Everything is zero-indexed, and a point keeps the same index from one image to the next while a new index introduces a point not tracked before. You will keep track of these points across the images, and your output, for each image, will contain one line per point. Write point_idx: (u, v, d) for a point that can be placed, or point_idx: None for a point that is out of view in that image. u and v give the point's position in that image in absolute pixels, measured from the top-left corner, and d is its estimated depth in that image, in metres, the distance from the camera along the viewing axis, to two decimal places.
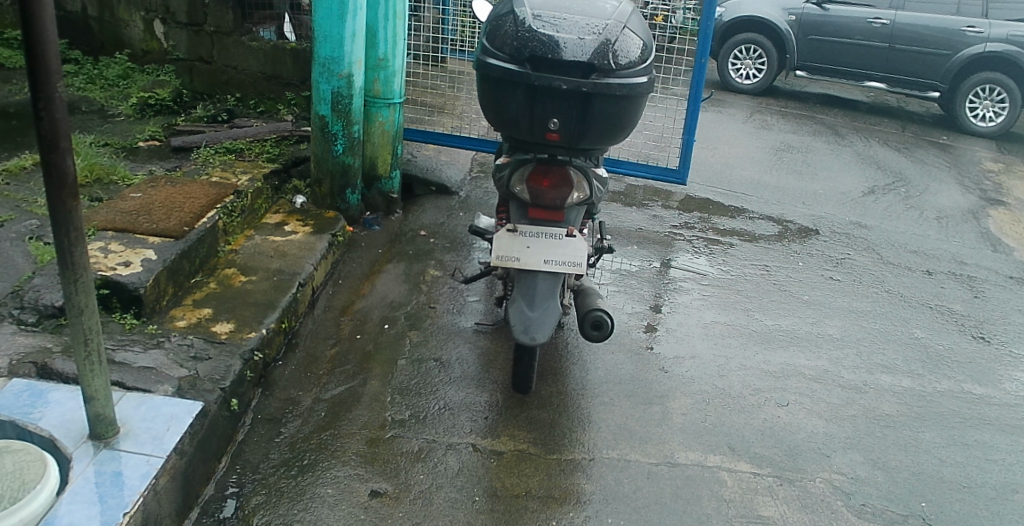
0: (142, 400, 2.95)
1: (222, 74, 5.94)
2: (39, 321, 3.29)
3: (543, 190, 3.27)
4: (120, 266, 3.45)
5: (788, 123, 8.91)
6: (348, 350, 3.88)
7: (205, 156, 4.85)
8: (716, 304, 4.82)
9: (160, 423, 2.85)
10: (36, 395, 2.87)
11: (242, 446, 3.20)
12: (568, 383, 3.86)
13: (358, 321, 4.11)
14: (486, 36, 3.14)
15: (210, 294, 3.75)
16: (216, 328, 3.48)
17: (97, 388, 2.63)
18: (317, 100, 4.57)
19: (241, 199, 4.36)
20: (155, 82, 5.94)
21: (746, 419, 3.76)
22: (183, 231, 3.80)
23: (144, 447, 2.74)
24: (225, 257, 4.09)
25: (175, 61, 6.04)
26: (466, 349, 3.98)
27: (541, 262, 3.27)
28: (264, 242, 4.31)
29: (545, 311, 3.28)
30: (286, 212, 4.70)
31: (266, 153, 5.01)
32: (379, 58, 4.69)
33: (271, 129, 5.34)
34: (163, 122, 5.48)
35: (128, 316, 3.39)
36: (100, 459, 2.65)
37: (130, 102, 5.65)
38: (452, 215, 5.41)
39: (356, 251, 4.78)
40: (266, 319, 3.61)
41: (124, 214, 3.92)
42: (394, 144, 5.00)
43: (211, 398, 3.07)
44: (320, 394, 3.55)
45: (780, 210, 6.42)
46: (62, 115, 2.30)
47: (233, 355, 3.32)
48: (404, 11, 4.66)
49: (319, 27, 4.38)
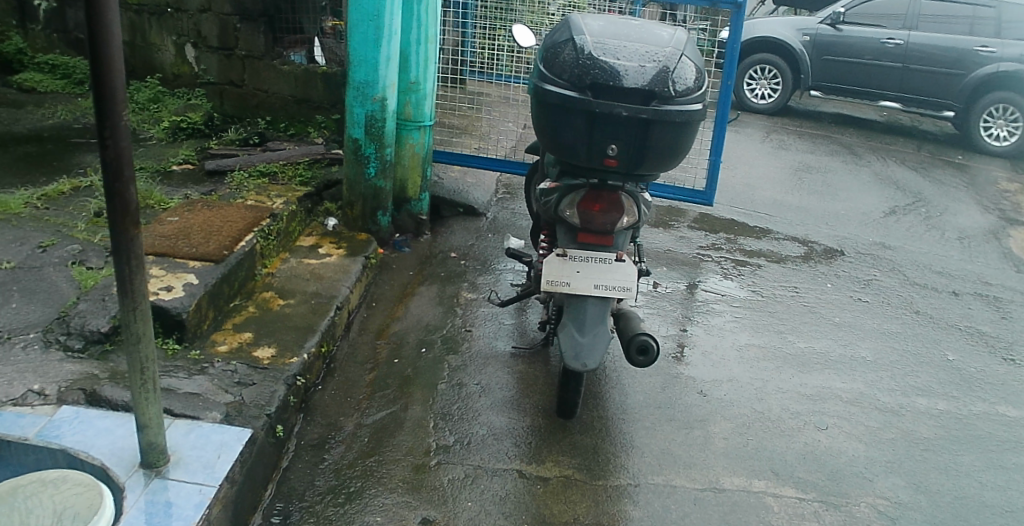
0: (192, 428, 2.94)
1: (252, 98, 5.94)
2: (86, 347, 3.27)
3: (593, 214, 3.25)
4: (163, 290, 3.45)
5: (805, 143, 8.94)
6: (387, 376, 3.85)
7: (240, 179, 4.85)
8: (749, 326, 4.81)
9: (211, 451, 2.84)
10: (86, 423, 2.87)
11: (287, 473, 3.18)
12: (608, 407, 3.84)
13: (396, 345, 4.09)
14: (545, 62, 3.17)
15: (250, 317, 3.74)
16: (259, 353, 3.46)
17: (151, 417, 2.62)
18: (350, 123, 4.59)
19: (277, 222, 4.36)
20: (187, 106, 6.03)
21: (787, 443, 3.74)
22: (223, 254, 3.80)
23: (196, 476, 2.72)
24: (262, 281, 4.09)
25: (206, 85, 6.08)
26: (504, 374, 3.96)
27: (590, 286, 3.26)
28: (300, 264, 4.31)
29: (595, 337, 3.24)
30: (320, 235, 4.71)
31: (299, 176, 5.01)
32: (411, 81, 4.72)
33: (303, 151, 5.34)
34: (196, 145, 5.50)
35: (170, 341, 3.38)
36: (152, 489, 2.63)
37: (162, 126, 5.69)
38: (482, 236, 5.41)
39: (388, 273, 4.77)
40: (307, 343, 3.60)
41: (164, 238, 3.92)
42: (425, 167, 5.00)
43: (258, 425, 3.05)
44: (362, 419, 3.53)
45: (804, 231, 6.41)
46: (126, 143, 2.31)
47: (277, 381, 3.31)
48: (436, 35, 4.69)
49: (355, 52, 4.42)
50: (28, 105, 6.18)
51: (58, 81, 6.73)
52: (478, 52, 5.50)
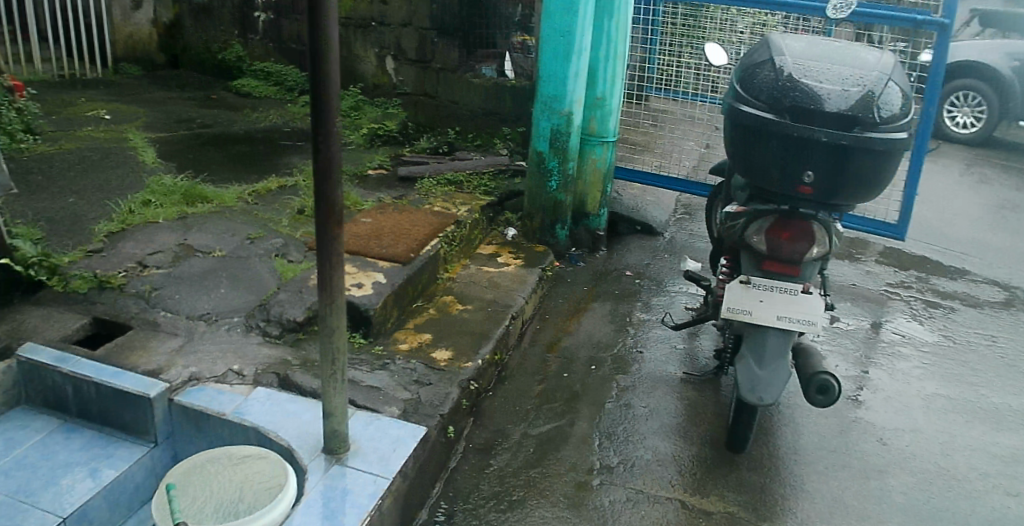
0: (371, 420, 3.10)
1: (444, 108, 6.26)
2: (282, 334, 3.56)
3: (782, 242, 3.09)
4: (353, 287, 3.68)
5: (1012, 178, 8.09)
6: (555, 389, 3.87)
7: (428, 186, 5.08)
8: (939, 374, 4.39)
9: (387, 444, 2.97)
10: (278, 405, 3.10)
11: (454, 474, 3.27)
12: (779, 446, 3.64)
13: (566, 360, 4.11)
14: (740, 84, 3.09)
15: (430, 319, 3.90)
16: (435, 355, 3.60)
17: (336, 406, 2.78)
18: (536, 137, 4.68)
19: (460, 229, 4.53)
20: (384, 114, 6.48)
21: (975, 507, 3.36)
22: (409, 257, 3.99)
23: (371, 467, 2.85)
24: (443, 285, 4.25)
25: (402, 95, 6.53)
26: (672, 399, 3.86)
27: (772, 318, 3.11)
28: (478, 272, 4.44)
29: (774, 371, 3.11)
30: (498, 244, 4.84)
31: (483, 186, 5.17)
32: (597, 97, 4.73)
33: (488, 162, 5.51)
34: (390, 152, 5.83)
35: (357, 336, 3.60)
36: (332, 474, 2.80)
37: (360, 133, 6.10)
38: (657, 256, 5.32)
39: (562, 287, 4.82)
40: (481, 350, 3.69)
41: (359, 238, 4.17)
42: (605, 183, 4.99)
43: (432, 424, 3.16)
44: (528, 430, 3.57)
45: (1009, 274, 5.78)
46: (337, 148, 2.47)
47: (452, 383, 3.42)
48: (625, 52, 4.68)
49: (545, 67, 4.51)
50: (245, 109, 6.83)
51: (271, 87, 7.48)
52: (662, 68, 5.41)
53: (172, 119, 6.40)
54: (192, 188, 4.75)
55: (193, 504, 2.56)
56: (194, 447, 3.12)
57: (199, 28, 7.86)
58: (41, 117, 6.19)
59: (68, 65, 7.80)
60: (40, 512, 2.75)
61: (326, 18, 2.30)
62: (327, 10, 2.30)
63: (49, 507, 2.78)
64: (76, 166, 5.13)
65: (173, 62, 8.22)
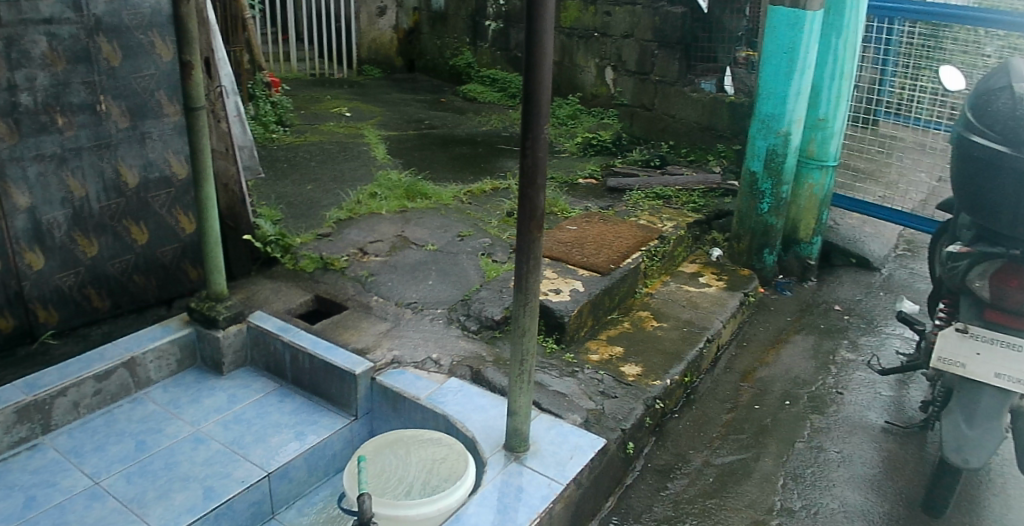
0: (554, 424, 3.15)
1: (660, 122, 6.19)
2: (479, 330, 3.72)
3: (1008, 290, 2.75)
4: (551, 292, 3.78)
5: None
6: (744, 420, 3.71)
7: (636, 198, 5.08)
8: None
9: (565, 450, 3.01)
10: (467, 398, 3.25)
11: (628, 491, 3.24)
12: (986, 516, 3.20)
13: (759, 392, 3.92)
14: (973, 113, 3.02)
15: (623, 332, 3.89)
16: (625, 369, 3.59)
17: (521, 405, 2.87)
18: (750, 156, 4.51)
19: (663, 244, 4.49)
20: (599, 124, 6.70)
21: None
22: (609, 268, 4.03)
23: (548, 470, 2.91)
24: (641, 299, 4.22)
25: (620, 106, 6.56)
26: (871, 449, 3.55)
27: (991, 374, 2.78)
28: (678, 289, 4.36)
29: (985, 431, 2.82)
30: (702, 263, 4.73)
31: (692, 203, 5.07)
32: (819, 118, 4.46)
33: (700, 179, 5.39)
34: (602, 162, 5.89)
35: (550, 340, 3.69)
36: (509, 471, 2.89)
37: (575, 142, 6.22)
38: (873, 293, 4.92)
39: (764, 314, 4.60)
40: (672, 370, 3.63)
41: (561, 245, 4.27)
42: (822, 210, 4.69)
43: (612, 437, 3.16)
44: (710, 458, 3.46)
45: None
46: (543, 154, 2.55)
47: (637, 399, 3.39)
48: (853, 70, 4.37)
49: (763, 84, 4.33)
50: (470, 113, 7.22)
51: (496, 93, 7.82)
52: (896, 91, 4.95)
53: (403, 118, 6.92)
54: (414, 184, 5.10)
55: (381, 468, 2.74)
56: (389, 425, 3.36)
57: (435, 35, 8.44)
58: (293, 111, 6.95)
59: (320, 66, 8.70)
60: (251, 465, 3.12)
61: (541, 28, 2.37)
62: (542, 21, 2.37)
63: (258, 461, 3.14)
64: (317, 157, 5.70)
65: (409, 67, 8.84)
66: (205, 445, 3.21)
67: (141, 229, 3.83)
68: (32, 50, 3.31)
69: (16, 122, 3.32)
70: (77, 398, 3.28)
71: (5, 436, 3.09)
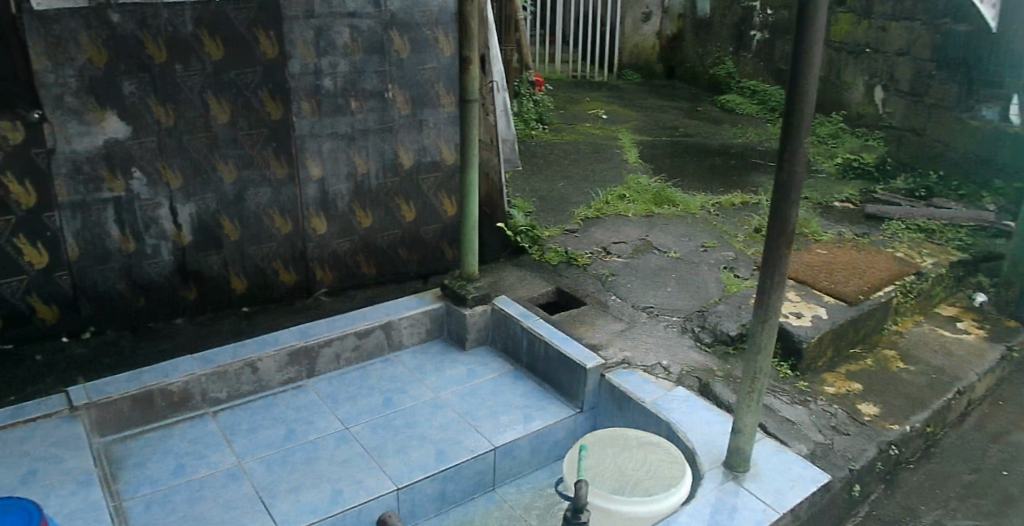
0: (778, 451, 3.05)
1: (929, 148, 5.89)
2: (713, 344, 3.70)
3: None
4: (792, 315, 3.75)
5: None
6: (990, 485, 3.35)
7: (895, 229, 4.91)
8: None
9: (786, 479, 2.91)
10: (692, 409, 3.24)
11: None
12: None
13: (1014, 457, 3.52)
14: None
15: (864, 369, 3.70)
16: (861, 407, 3.41)
17: (746, 424, 2.83)
18: None
19: (920, 281, 4.23)
20: (863, 146, 6.41)
21: None
22: (858, 298, 3.91)
23: (766, 495, 2.83)
24: (889, 337, 3.99)
25: (886, 129, 6.38)
26: None
27: None
28: (931, 332, 4.06)
29: None
30: (963, 308, 4.31)
31: (958, 241, 4.70)
32: None
33: (974, 216, 4.98)
34: (862, 187, 5.70)
35: (785, 366, 3.61)
36: (725, 488, 2.85)
37: (835, 162, 6.13)
38: None
39: None
40: (914, 417, 3.38)
41: (810, 268, 4.23)
42: None
43: (838, 474, 3.00)
44: (945, 519, 3.16)
45: None
46: (800, 169, 2.48)
47: (870, 441, 3.20)
48: None
49: None
50: (728, 124, 7.09)
51: (754, 105, 7.59)
52: None
53: (658, 125, 6.96)
54: (662, 191, 5.13)
55: (599, 465, 2.77)
56: (611, 422, 3.47)
57: (698, 43, 8.39)
58: (554, 110, 7.25)
59: (582, 68, 9.00)
60: (480, 436, 3.34)
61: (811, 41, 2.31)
62: (813, 35, 2.32)
63: (487, 434, 3.35)
64: (571, 155, 5.93)
65: (669, 73, 8.94)
66: (442, 411, 3.49)
67: (410, 207, 4.20)
68: (337, 40, 3.77)
69: (319, 102, 3.80)
70: (339, 351, 3.69)
71: (278, 374, 3.55)
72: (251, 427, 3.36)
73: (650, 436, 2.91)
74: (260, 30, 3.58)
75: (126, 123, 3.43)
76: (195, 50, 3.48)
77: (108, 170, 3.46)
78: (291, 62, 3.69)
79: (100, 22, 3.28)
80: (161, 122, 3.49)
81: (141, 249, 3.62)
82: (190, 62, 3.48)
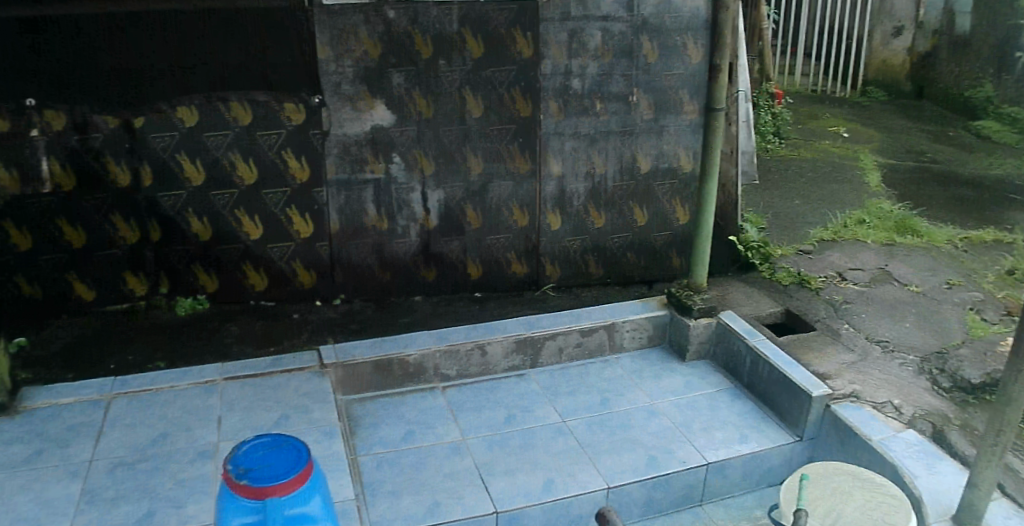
0: (1015, 514, 2.81)
1: None
2: (950, 390, 3.44)
3: None
4: None
5: None
6: None
7: None
8: None
9: None
10: (924, 455, 3.05)
11: None
12: None
13: None
14: None
15: None
16: None
17: (984, 479, 2.66)
18: None
19: None
20: None
21: None
22: None
23: None
24: None
25: None
26: None
27: None
28: None
29: None
30: None
31: None
32: None
33: None
34: None
35: None
36: None
37: None
38: None
39: None
40: None
41: None
42: None
43: None
44: None
45: None
46: None
47: None
48: None
49: None
50: (981, 152, 6.53)
51: (1015, 135, 7.05)
52: None
53: (902, 147, 6.54)
54: (905, 220, 4.94)
55: (818, 498, 2.68)
56: (829, 455, 3.35)
57: (953, 61, 7.79)
58: (790, 124, 7.04)
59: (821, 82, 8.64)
60: (693, 449, 3.33)
61: None
62: None
63: (699, 448, 3.34)
64: (808, 172, 5.82)
65: (918, 92, 8.32)
66: (657, 418, 3.52)
67: (642, 211, 4.24)
68: (588, 43, 3.88)
69: (565, 102, 3.93)
70: (564, 345, 3.84)
71: (504, 360, 3.74)
72: (476, 407, 3.54)
73: (871, 474, 2.79)
74: (518, 30, 3.76)
75: (391, 112, 3.73)
76: (458, 47, 3.72)
77: (372, 153, 3.77)
78: (544, 62, 3.85)
79: (378, 19, 3.61)
80: (421, 113, 3.76)
81: (392, 228, 3.91)
82: (452, 58, 3.73)
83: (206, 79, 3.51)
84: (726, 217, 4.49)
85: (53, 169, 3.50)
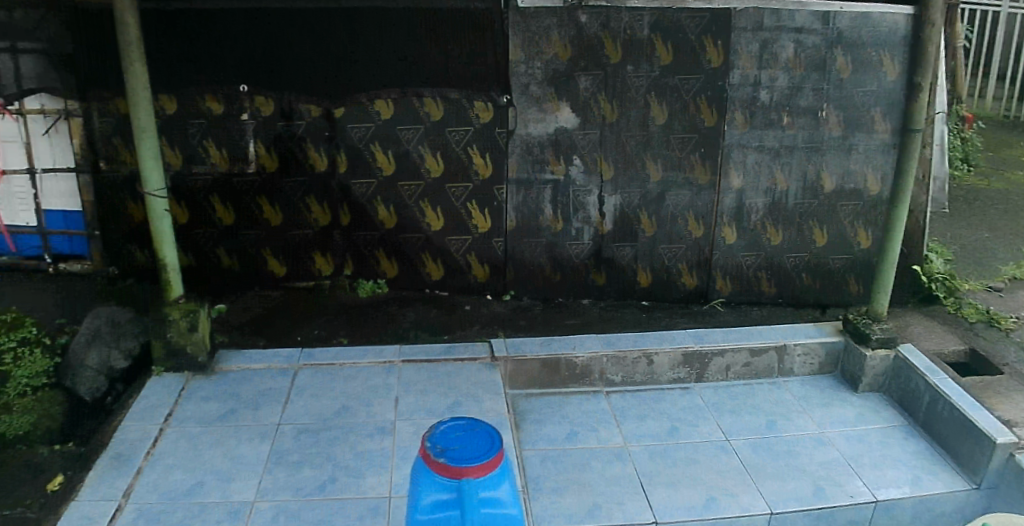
0: None
1: None
2: None
3: None
4: None
5: None
6: None
7: None
8: None
9: None
10: None
11: None
12: None
13: None
14: None
15: None
16: None
17: None
18: None
19: None
20: None
21: None
22: None
23: None
24: None
25: None
26: None
27: None
28: None
29: None
30: None
31: None
32: None
33: None
34: None
35: None
36: None
37: None
38: None
39: None
40: None
41: None
42: None
43: None
44: None
45: None
46: None
47: None
48: None
49: None
50: None
51: None
52: None
53: None
54: None
55: None
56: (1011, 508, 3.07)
57: None
58: (980, 151, 6.56)
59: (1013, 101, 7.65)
60: (863, 484, 3.13)
61: None
62: None
63: (870, 483, 3.14)
64: (999, 204, 5.39)
65: None
66: (825, 448, 3.34)
67: (823, 231, 4.06)
68: (780, 54, 3.77)
69: (751, 114, 3.83)
70: (731, 363, 3.75)
71: (670, 371, 3.69)
72: (640, 415, 3.50)
73: None
74: (709, 39, 3.70)
75: (576, 115, 3.77)
76: (647, 53, 3.70)
77: (553, 154, 3.83)
78: (733, 72, 3.77)
79: (571, 22, 3.64)
80: (605, 117, 3.78)
81: (567, 229, 3.96)
82: (640, 64, 3.72)
83: (408, 77, 3.68)
84: (911, 244, 4.26)
85: (259, 152, 3.77)
